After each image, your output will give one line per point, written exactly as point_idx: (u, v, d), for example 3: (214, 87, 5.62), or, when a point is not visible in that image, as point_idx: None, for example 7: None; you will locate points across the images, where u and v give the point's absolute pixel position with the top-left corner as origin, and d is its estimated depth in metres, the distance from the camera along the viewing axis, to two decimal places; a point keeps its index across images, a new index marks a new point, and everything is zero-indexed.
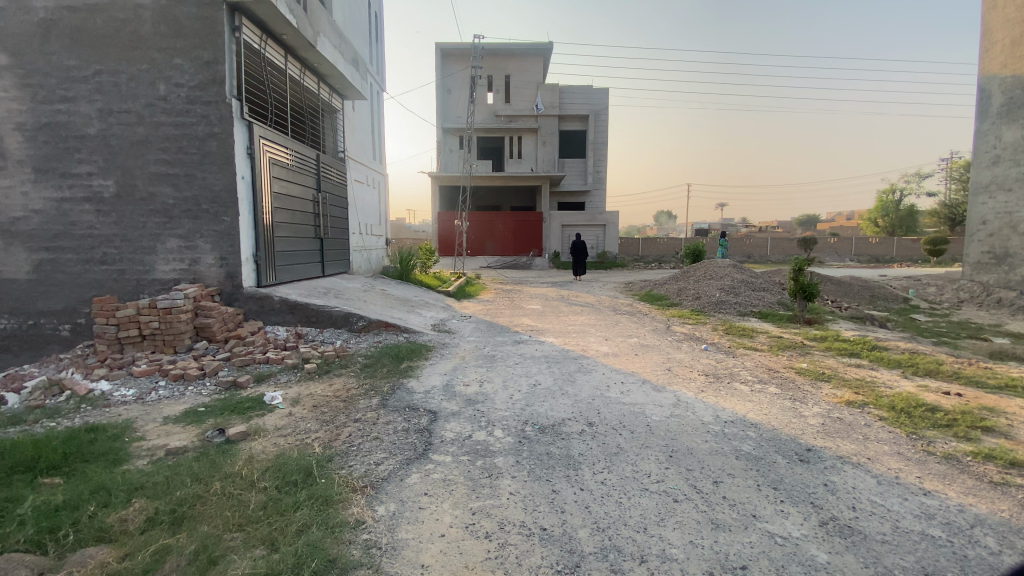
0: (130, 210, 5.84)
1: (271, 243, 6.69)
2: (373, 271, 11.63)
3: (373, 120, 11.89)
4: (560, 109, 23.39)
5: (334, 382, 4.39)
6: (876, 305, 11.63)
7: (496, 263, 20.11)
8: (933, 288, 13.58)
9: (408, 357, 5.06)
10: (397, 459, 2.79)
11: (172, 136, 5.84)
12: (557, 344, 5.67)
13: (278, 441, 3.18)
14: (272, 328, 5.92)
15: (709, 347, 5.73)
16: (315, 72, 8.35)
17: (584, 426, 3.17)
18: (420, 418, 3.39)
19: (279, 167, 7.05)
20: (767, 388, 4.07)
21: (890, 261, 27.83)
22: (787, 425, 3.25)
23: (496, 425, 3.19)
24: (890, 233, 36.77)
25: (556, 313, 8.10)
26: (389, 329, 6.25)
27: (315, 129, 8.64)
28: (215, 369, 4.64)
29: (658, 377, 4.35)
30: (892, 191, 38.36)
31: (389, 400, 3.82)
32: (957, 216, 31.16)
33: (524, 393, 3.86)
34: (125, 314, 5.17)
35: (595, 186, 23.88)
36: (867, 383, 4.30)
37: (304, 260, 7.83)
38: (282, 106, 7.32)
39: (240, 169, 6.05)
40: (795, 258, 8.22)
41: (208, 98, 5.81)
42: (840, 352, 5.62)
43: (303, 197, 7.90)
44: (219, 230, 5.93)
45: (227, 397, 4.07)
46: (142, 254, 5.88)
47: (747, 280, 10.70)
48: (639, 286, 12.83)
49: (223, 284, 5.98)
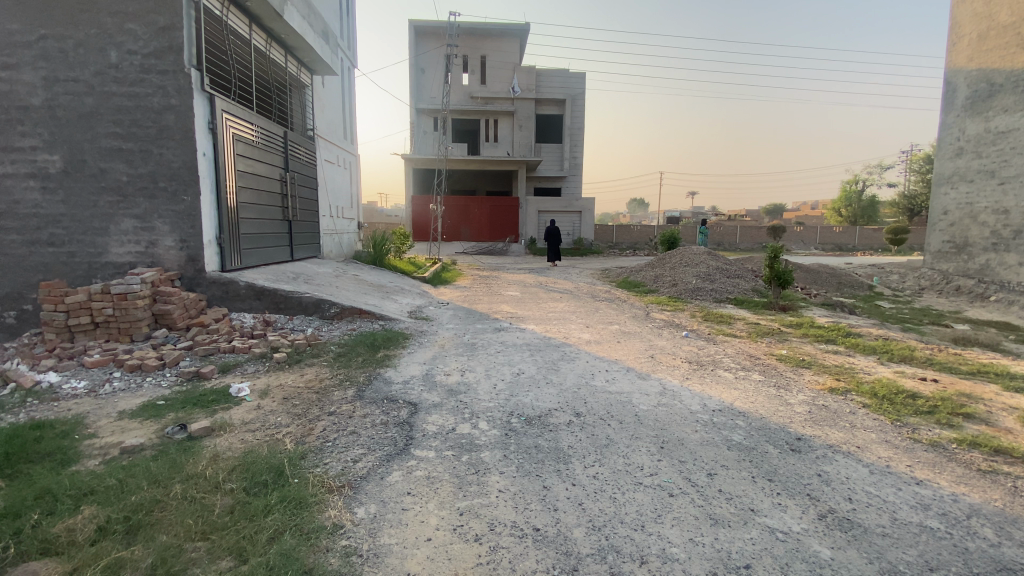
0: (80, 187, 5.40)
1: (235, 225, 6.33)
2: (345, 255, 11.26)
3: (344, 97, 11.41)
4: (536, 92, 23.07)
5: (306, 373, 4.16)
6: (843, 291, 11.94)
7: (471, 248, 19.86)
8: (895, 275, 14.03)
9: (385, 346, 4.86)
10: (377, 455, 2.62)
11: (125, 108, 5.40)
12: (538, 331, 5.55)
13: (246, 437, 2.96)
14: (237, 315, 5.61)
15: (690, 333, 5.71)
16: (282, 43, 7.89)
17: (571, 417, 3.05)
18: (399, 410, 3.22)
19: (243, 144, 6.64)
20: (751, 375, 4.05)
21: (852, 249, 28.75)
22: (775, 413, 3.22)
23: (480, 417, 3.05)
24: (853, 222, 37.95)
25: (535, 300, 7.98)
26: (364, 316, 6.01)
27: (282, 104, 8.19)
28: (176, 359, 4.35)
29: (643, 365, 4.28)
30: (856, 182, 39.55)
31: (365, 392, 3.63)
32: (916, 207, 32.34)
33: (507, 382, 3.73)
34: (75, 300, 4.78)
35: (571, 172, 23.76)
36: (847, 370, 4.33)
37: (272, 243, 7.47)
38: (247, 79, 6.89)
39: (201, 145, 5.66)
40: (771, 246, 8.30)
41: (165, 67, 5.38)
42: (817, 338, 5.68)
43: (270, 177, 7.51)
44: (179, 211, 5.55)
45: (189, 390, 3.81)
46: (95, 236, 5.46)
47: (722, 267, 10.79)
48: (615, 273, 12.82)
49: (184, 268, 5.62)
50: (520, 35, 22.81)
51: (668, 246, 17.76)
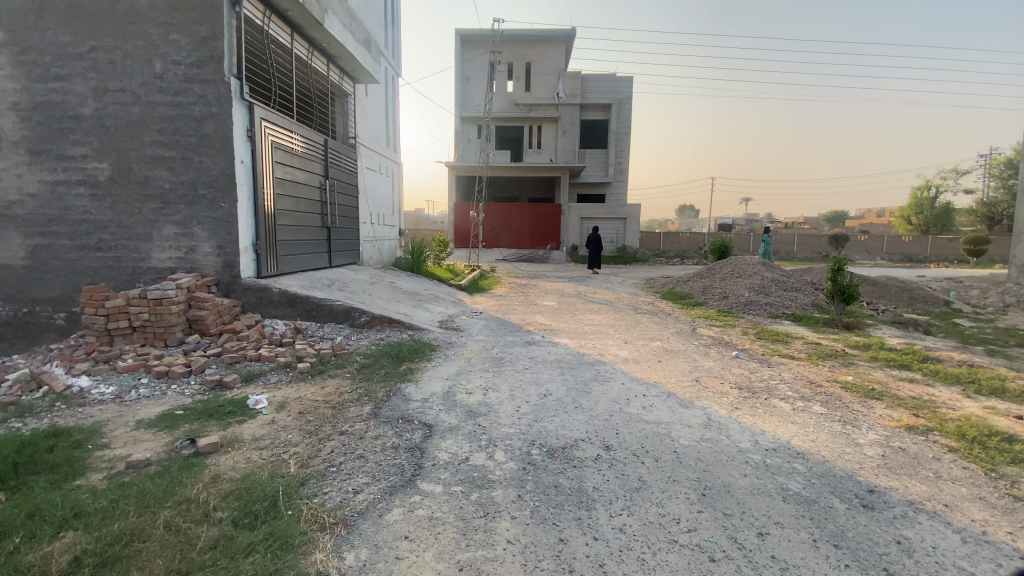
0: (126, 194, 5.55)
1: (273, 232, 6.36)
2: (384, 262, 11.29)
3: (387, 105, 11.48)
4: (581, 97, 22.71)
5: (326, 385, 4.02)
6: (915, 307, 10.91)
7: (512, 256, 19.66)
8: (976, 290, 12.71)
9: (410, 358, 4.67)
10: (380, 486, 2.38)
11: (168, 117, 5.52)
12: (572, 346, 5.22)
13: (251, 456, 2.82)
14: (270, 321, 5.59)
15: (740, 353, 5.22)
16: (324, 52, 7.96)
17: (600, 452, 2.72)
18: (413, 433, 2.99)
19: (282, 151, 6.69)
20: (811, 407, 3.56)
21: (924, 261, 26.58)
22: (841, 456, 2.76)
23: (498, 446, 2.77)
24: (924, 231, 35.20)
25: (573, 311, 7.63)
26: (394, 325, 5.86)
27: (324, 112, 8.26)
28: (203, 366, 4.32)
29: (686, 390, 3.86)
30: (927, 187, 36.76)
31: (382, 409, 3.43)
32: (997, 215, 29.66)
33: (532, 404, 3.43)
34: (114, 304, 4.87)
35: (617, 178, 23.19)
36: (926, 404, 3.76)
37: (310, 249, 7.51)
38: (287, 87, 6.96)
39: (240, 153, 5.70)
40: (834, 256, 7.61)
41: (207, 76, 5.47)
42: (887, 363, 5.06)
43: (309, 184, 7.56)
44: (217, 217, 5.61)
45: (209, 400, 3.74)
46: (138, 241, 5.59)
47: (778, 279, 10.05)
48: (660, 283, 12.24)
49: (220, 274, 5.66)
50: (565, 41, 22.57)
51: (719, 255, 16.89)
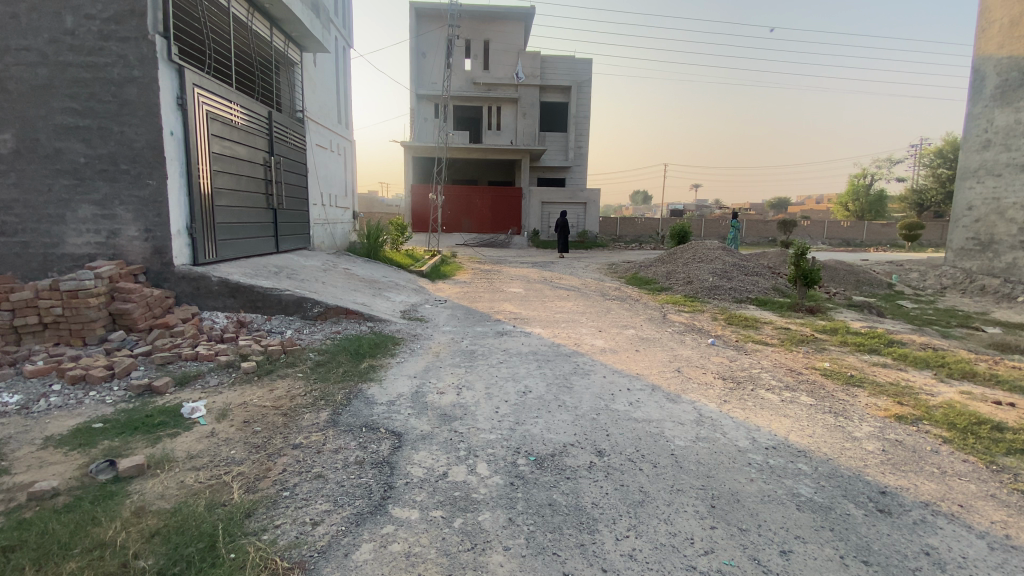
0: (31, 169, 4.75)
1: (209, 214, 5.70)
2: (338, 246, 10.62)
3: (338, 78, 10.69)
4: (541, 78, 22.29)
5: (276, 387, 3.56)
6: (862, 290, 11.34)
7: (472, 240, 19.17)
8: (915, 273, 13.36)
9: (370, 354, 4.24)
10: (343, 516, 2.01)
11: (81, 80, 4.76)
12: (546, 337, 4.93)
13: (186, 480, 2.37)
14: (209, 314, 4.99)
15: (716, 341, 5.10)
16: (267, 14, 7.19)
17: (593, 459, 2.45)
18: (379, 444, 2.61)
19: (219, 123, 5.98)
20: (799, 397, 3.43)
21: (861, 245, 28.05)
22: (843, 454, 2.61)
23: (479, 457, 2.44)
24: (860, 217, 37.20)
25: (541, 298, 7.35)
26: (350, 316, 5.38)
27: (267, 82, 7.51)
28: (128, 369, 3.73)
29: (671, 383, 3.66)
30: (863, 176, 38.82)
31: (341, 415, 3.02)
32: (925, 202, 31.70)
33: (511, 405, 3.11)
34: (19, 297, 4.15)
35: (576, 162, 23.04)
36: (907, 391, 3.72)
37: (254, 234, 6.85)
38: (224, 52, 6.22)
39: (169, 124, 5.02)
40: (797, 242, 7.66)
41: (127, 33, 4.74)
42: (858, 348, 5.07)
43: (252, 161, 6.87)
44: (143, 197, 4.93)
45: (135, 410, 3.21)
46: (49, 224, 4.82)
47: (739, 264, 10.15)
48: (623, 268, 12.17)
49: (150, 261, 5.00)
50: (524, 19, 22.01)
51: (677, 240, 17.08)
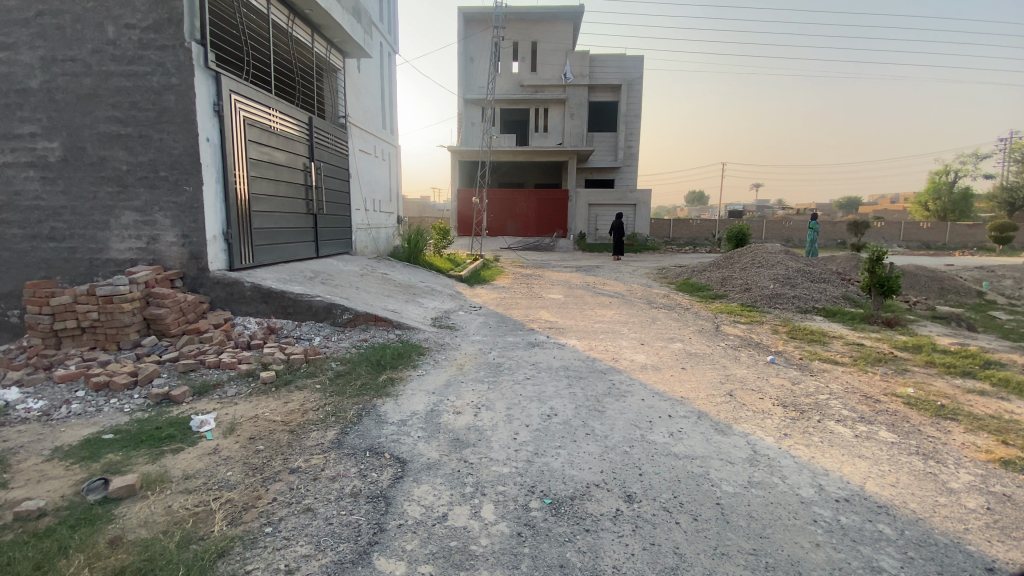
0: (79, 177, 4.90)
1: (246, 219, 5.73)
2: (380, 251, 10.63)
3: (382, 84, 10.75)
4: (589, 78, 21.78)
5: (290, 399, 3.40)
6: (946, 299, 10.16)
7: (517, 243, 18.92)
8: (1010, 280, 11.83)
9: (392, 366, 4.02)
10: (321, 564, 1.74)
11: (123, 89, 4.86)
12: (581, 350, 4.54)
13: (173, 505, 2.20)
14: (241, 319, 4.96)
15: (776, 358, 4.54)
16: (307, 20, 7.24)
17: (621, 506, 2.08)
18: (380, 472, 2.35)
19: (257, 129, 6.01)
20: (878, 433, 2.88)
21: (942, 247, 25.56)
22: (936, 513, 2.09)
23: (486, 496, 2.13)
24: (941, 218, 34.02)
25: (581, 306, 6.94)
26: (379, 324, 5.22)
27: (307, 88, 7.56)
28: (151, 376, 3.69)
29: (720, 409, 3.21)
30: (946, 172, 35.52)
31: (348, 435, 2.79)
32: (1018, 200, 28.54)
33: (532, 430, 2.78)
34: (59, 302, 4.24)
35: (626, 163, 22.34)
36: (1012, 425, 3.07)
37: (293, 239, 6.87)
38: (263, 58, 6.26)
39: (205, 130, 5.05)
40: (871, 246, 6.86)
41: (165, 41, 4.80)
42: (946, 369, 4.37)
43: (292, 167, 6.91)
44: (180, 203, 4.97)
45: (149, 420, 3.13)
46: (95, 230, 4.95)
47: (804, 269, 9.28)
48: (675, 274, 11.48)
49: (186, 266, 5.04)
50: (573, 18, 21.61)
51: (735, 242, 16.09)
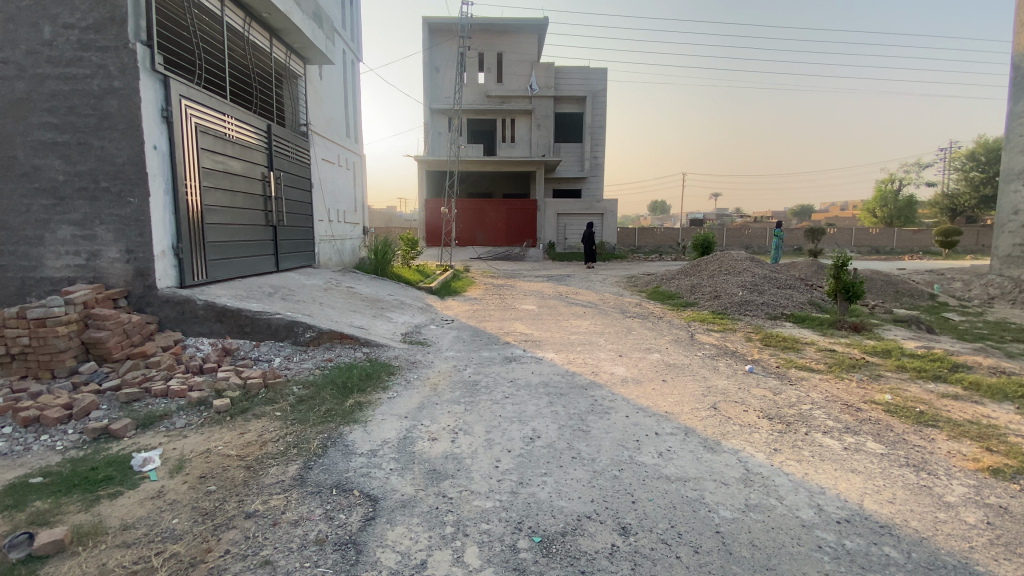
0: (9, 189, 4.46)
1: (198, 232, 5.35)
2: (345, 263, 10.27)
3: (346, 92, 10.46)
4: (555, 89, 21.96)
5: (247, 430, 3.11)
6: (902, 302, 10.53)
7: (486, 253, 18.73)
8: (959, 282, 12.39)
9: (360, 388, 3.76)
10: None
11: (60, 94, 4.47)
12: (559, 364, 4.39)
13: (107, 563, 1.90)
14: (193, 341, 4.59)
15: (754, 367, 4.50)
16: (265, 24, 6.93)
17: (616, 541, 1.91)
18: (348, 514, 2.11)
19: (210, 137, 5.66)
20: (866, 445, 2.82)
21: (891, 251, 26.81)
22: (938, 531, 2.01)
23: (469, 537, 1.93)
24: (888, 224, 35.79)
25: (555, 317, 6.81)
26: (345, 341, 4.95)
27: (265, 95, 7.22)
28: (88, 409, 3.31)
29: (706, 425, 3.10)
30: (891, 181, 37.47)
31: (312, 469, 2.54)
32: (957, 207, 30.30)
33: (515, 456, 2.59)
34: None
35: (593, 173, 22.57)
36: (992, 431, 3.07)
37: (250, 252, 6.50)
38: (216, 63, 5.93)
39: (152, 137, 4.69)
40: (836, 252, 6.98)
41: (107, 42, 4.44)
42: (918, 374, 4.42)
43: (248, 177, 6.55)
44: (124, 216, 4.58)
45: (84, 459, 2.78)
46: (27, 246, 4.50)
47: (770, 276, 9.45)
48: (644, 282, 11.52)
49: (132, 285, 4.64)
50: (537, 30, 21.79)
51: (701, 250, 16.38)
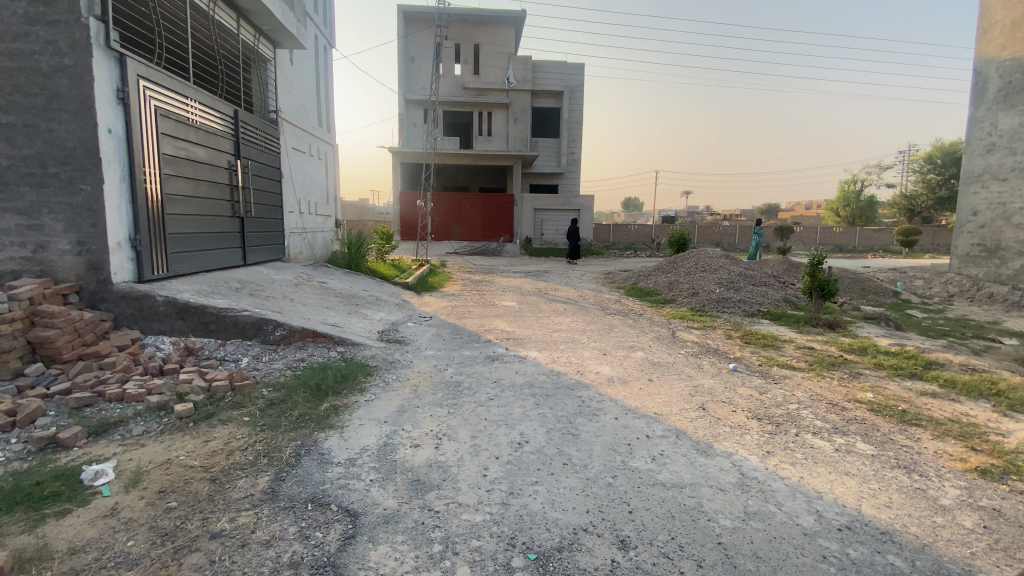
0: None
1: (157, 223, 5.01)
2: (317, 257, 9.92)
3: (318, 79, 10.07)
4: (532, 83, 21.80)
5: (211, 437, 2.88)
6: (868, 299, 10.82)
7: (463, 248, 18.50)
8: (920, 281, 12.81)
9: (335, 390, 3.56)
10: None
11: (5, 71, 4.10)
12: (543, 363, 4.27)
13: None
14: (153, 340, 4.29)
15: (738, 365, 4.48)
16: (231, 4, 6.55)
17: (616, 556, 1.80)
18: (326, 532, 1.94)
19: (171, 121, 5.31)
20: (856, 446, 2.79)
21: (854, 250, 27.70)
22: (938, 537, 1.97)
23: (459, 556, 1.79)
24: (850, 223, 37.01)
25: (536, 313, 6.69)
26: (318, 340, 4.72)
27: (232, 79, 6.85)
28: (34, 415, 3.01)
29: (697, 426, 3.03)
30: (854, 181, 38.74)
31: (285, 481, 2.35)
32: (915, 208, 31.52)
33: (504, 464, 2.46)
34: None
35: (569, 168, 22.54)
36: (973, 430, 3.10)
37: (215, 245, 6.16)
38: (178, 43, 5.55)
39: (106, 119, 4.34)
40: (811, 250, 6.99)
41: (57, 16, 4.08)
42: (894, 371, 4.47)
43: (213, 165, 6.19)
44: (75, 204, 4.23)
45: (27, 472, 2.50)
46: None
47: (745, 273, 9.55)
48: (621, 278, 11.52)
49: (85, 279, 4.30)
50: (515, 23, 21.55)
51: (676, 246, 16.52)
